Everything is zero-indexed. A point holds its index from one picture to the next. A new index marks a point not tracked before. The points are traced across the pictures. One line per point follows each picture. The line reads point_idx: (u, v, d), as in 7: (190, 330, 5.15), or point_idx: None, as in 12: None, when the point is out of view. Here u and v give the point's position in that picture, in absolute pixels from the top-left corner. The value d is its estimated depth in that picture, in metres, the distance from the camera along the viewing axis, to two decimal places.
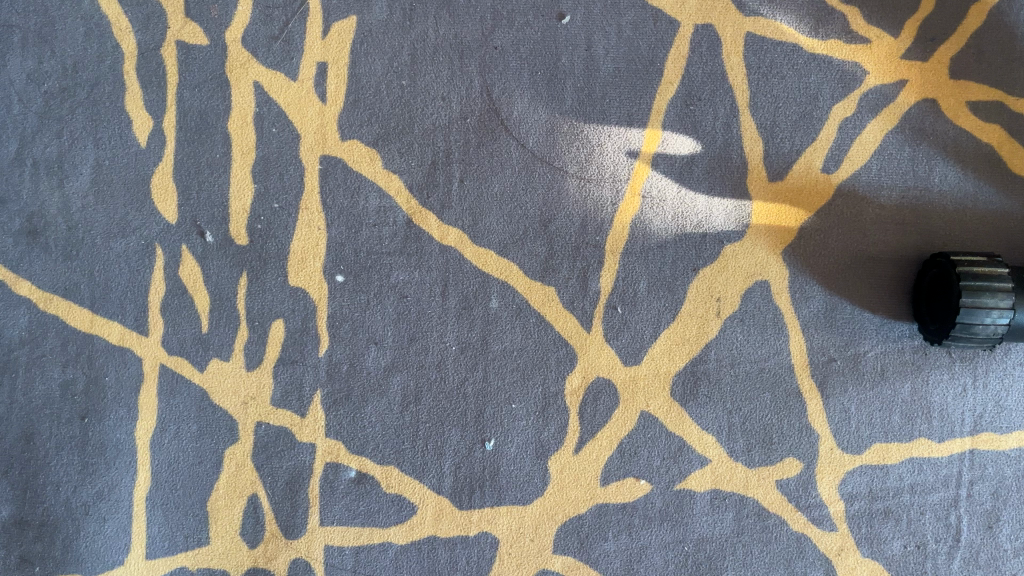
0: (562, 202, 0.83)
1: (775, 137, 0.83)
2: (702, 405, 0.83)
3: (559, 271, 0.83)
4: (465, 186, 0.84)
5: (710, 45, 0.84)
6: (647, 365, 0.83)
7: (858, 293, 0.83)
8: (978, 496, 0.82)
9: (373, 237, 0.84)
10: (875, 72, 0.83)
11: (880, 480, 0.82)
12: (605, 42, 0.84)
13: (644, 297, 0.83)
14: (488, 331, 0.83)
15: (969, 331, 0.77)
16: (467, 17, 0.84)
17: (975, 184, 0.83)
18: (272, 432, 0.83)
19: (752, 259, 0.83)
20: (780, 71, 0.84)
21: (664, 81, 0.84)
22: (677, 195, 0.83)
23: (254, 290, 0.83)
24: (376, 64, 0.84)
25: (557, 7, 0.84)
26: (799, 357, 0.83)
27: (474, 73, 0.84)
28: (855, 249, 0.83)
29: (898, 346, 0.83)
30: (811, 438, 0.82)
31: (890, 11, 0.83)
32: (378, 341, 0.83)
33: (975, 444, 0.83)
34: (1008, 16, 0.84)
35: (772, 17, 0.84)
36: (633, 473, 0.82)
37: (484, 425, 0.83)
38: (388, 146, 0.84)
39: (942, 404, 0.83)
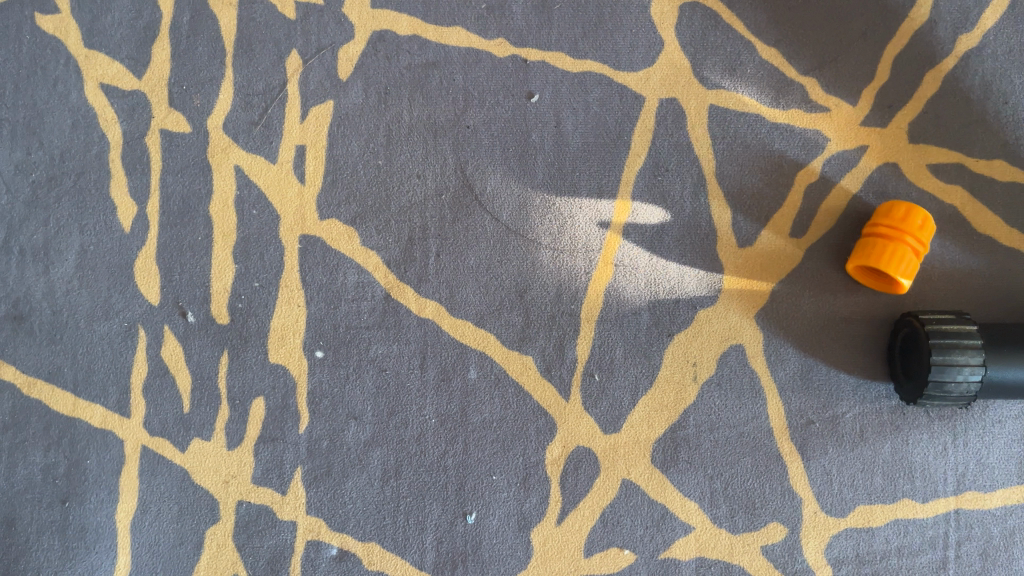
0: (537, 272, 0.85)
1: (741, 205, 0.86)
2: (682, 471, 0.83)
3: (536, 340, 0.85)
4: (441, 260, 0.86)
5: (675, 118, 0.87)
6: (626, 433, 0.84)
7: (834, 353, 0.84)
8: (967, 557, 0.81)
9: (352, 312, 0.85)
10: (836, 138, 0.86)
11: (867, 543, 0.82)
12: (574, 118, 0.87)
13: (621, 363, 0.84)
14: (467, 403, 0.84)
15: (943, 388, 0.76)
16: (440, 98, 0.87)
17: (941, 244, 0.84)
18: (253, 511, 0.83)
19: (725, 323, 0.85)
20: (744, 140, 0.86)
21: (631, 154, 0.86)
22: (649, 263, 0.85)
23: (235, 368, 0.85)
24: (352, 145, 0.87)
25: (526, 86, 0.87)
26: (777, 420, 0.83)
27: (448, 151, 0.87)
28: (827, 310, 0.84)
29: (876, 407, 0.83)
30: (794, 502, 0.82)
31: (846, 81, 0.86)
32: (357, 416, 0.84)
33: (960, 503, 0.82)
34: (962, 82, 0.86)
35: (734, 90, 0.87)
36: (617, 543, 0.82)
37: (465, 499, 0.83)
38: (365, 223, 0.86)
39: (923, 463, 0.82)
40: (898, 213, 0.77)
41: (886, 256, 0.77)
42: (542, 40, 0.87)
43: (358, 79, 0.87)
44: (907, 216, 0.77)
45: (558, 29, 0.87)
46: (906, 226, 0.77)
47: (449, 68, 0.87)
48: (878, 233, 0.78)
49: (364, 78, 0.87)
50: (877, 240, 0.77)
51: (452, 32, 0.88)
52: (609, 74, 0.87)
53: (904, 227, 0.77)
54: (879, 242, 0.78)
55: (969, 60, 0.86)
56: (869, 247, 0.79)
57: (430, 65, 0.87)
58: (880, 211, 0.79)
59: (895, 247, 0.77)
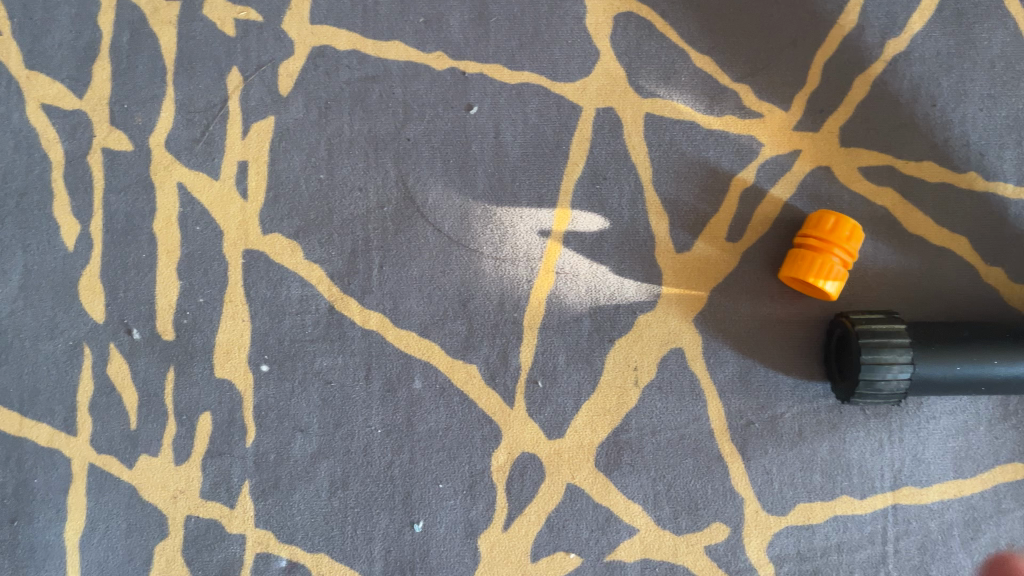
0: (479, 282, 0.86)
1: (678, 211, 0.87)
2: (625, 474, 0.84)
3: (479, 349, 0.86)
4: (384, 272, 0.86)
5: (611, 127, 0.88)
6: (570, 438, 0.85)
7: (772, 354, 0.85)
8: (906, 552, 0.83)
9: (296, 325, 0.86)
10: (769, 144, 0.88)
11: (807, 541, 0.83)
12: (512, 129, 0.88)
13: (564, 369, 0.86)
14: (412, 413, 0.85)
15: (874, 387, 0.77)
16: (380, 112, 0.88)
17: (873, 244, 0.86)
18: (202, 525, 0.84)
19: (665, 327, 0.86)
20: (680, 147, 0.88)
21: (570, 163, 0.88)
22: (590, 270, 0.87)
23: (181, 384, 0.85)
24: (294, 159, 0.88)
25: (466, 99, 0.88)
26: (717, 421, 0.85)
27: (389, 163, 0.88)
28: (764, 312, 0.86)
29: (813, 407, 0.84)
30: (735, 502, 0.84)
31: (778, 88, 0.88)
32: (303, 428, 0.85)
33: (897, 499, 0.83)
34: (891, 85, 0.88)
35: (669, 98, 0.88)
36: (563, 547, 0.83)
37: (412, 507, 0.84)
38: (308, 237, 0.87)
39: (860, 460, 0.84)
40: (826, 226, 0.78)
41: (814, 269, 0.77)
42: (479, 53, 0.89)
43: (299, 94, 0.88)
44: (833, 227, 0.77)
45: (495, 41, 0.89)
46: (833, 238, 0.77)
47: (389, 82, 0.88)
48: (806, 246, 0.79)
49: (304, 93, 0.88)
50: (805, 253, 0.78)
51: (392, 46, 0.89)
52: (546, 85, 0.88)
53: (829, 238, 0.77)
54: (808, 255, 0.78)
55: (897, 64, 0.88)
56: (799, 259, 0.79)
57: (370, 80, 0.89)
58: (809, 224, 0.79)
59: (822, 257, 0.77)
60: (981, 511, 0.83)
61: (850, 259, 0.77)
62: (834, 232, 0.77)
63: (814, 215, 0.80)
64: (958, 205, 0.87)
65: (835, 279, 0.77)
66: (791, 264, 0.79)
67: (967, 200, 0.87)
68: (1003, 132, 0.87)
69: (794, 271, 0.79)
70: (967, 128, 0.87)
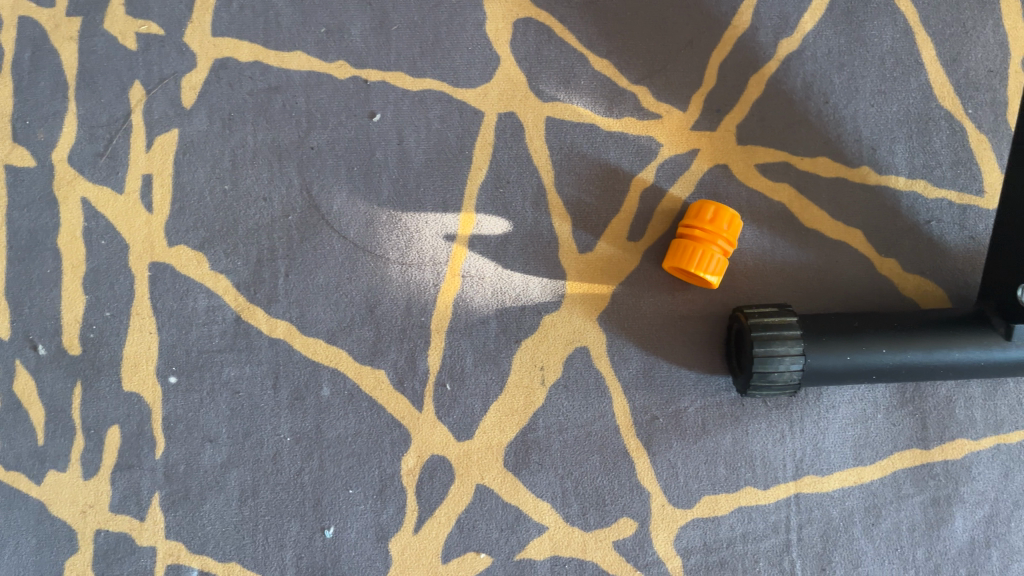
0: (386, 287, 0.87)
1: (581, 213, 0.89)
2: (534, 473, 0.85)
3: (387, 354, 0.86)
4: (290, 280, 0.87)
5: (513, 131, 0.89)
6: (479, 439, 0.85)
7: (675, 350, 0.87)
8: (809, 539, 0.85)
9: (203, 336, 0.86)
10: (668, 144, 0.89)
11: (713, 532, 0.85)
12: (415, 135, 0.89)
13: (472, 371, 0.86)
14: (321, 419, 0.85)
15: (768, 379, 0.79)
16: (283, 122, 0.89)
17: (771, 240, 0.88)
18: (112, 539, 0.84)
19: (570, 327, 0.87)
20: (581, 150, 0.89)
21: (473, 167, 0.89)
22: (496, 272, 0.88)
23: (88, 398, 0.85)
24: (198, 171, 0.88)
25: (368, 106, 0.89)
26: (623, 417, 0.86)
27: (293, 173, 0.88)
28: (666, 309, 0.88)
29: (716, 400, 0.86)
30: (642, 496, 0.85)
31: (676, 88, 0.90)
32: (213, 438, 0.85)
33: (799, 488, 0.85)
34: (785, 84, 0.90)
35: (569, 101, 0.90)
36: (473, 547, 0.84)
37: (323, 513, 0.85)
38: (214, 248, 0.87)
39: (763, 451, 0.85)
40: (706, 217, 0.83)
41: (699, 258, 0.82)
42: (381, 61, 0.90)
43: (202, 106, 0.89)
44: (713, 219, 0.83)
45: (396, 49, 0.90)
46: (713, 228, 0.82)
47: (292, 92, 0.89)
48: (688, 238, 0.83)
49: (207, 105, 0.89)
50: (688, 244, 0.83)
51: (293, 56, 0.89)
52: (448, 91, 0.89)
53: (710, 229, 0.82)
54: (692, 246, 0.83)
55: (791, 63, 0.90)
56: (684, 252, 0.84)
57: (272, 90, 0.89)
58: (689, 217, 0.84)
59: (705, 248, 0.82)
60: (881, 497, 0.85)
61: (728, 247, 0.83)
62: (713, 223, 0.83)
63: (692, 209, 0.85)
64: (852, 199, 0.89)
65: (715, 268, 0.83)
66: (676, 257, 0.84)
67: (861, 194, 0.89)
68: (894, 126, 0.90)
69: (680, 262, 0.83)
70: (859, 124, 0.90)
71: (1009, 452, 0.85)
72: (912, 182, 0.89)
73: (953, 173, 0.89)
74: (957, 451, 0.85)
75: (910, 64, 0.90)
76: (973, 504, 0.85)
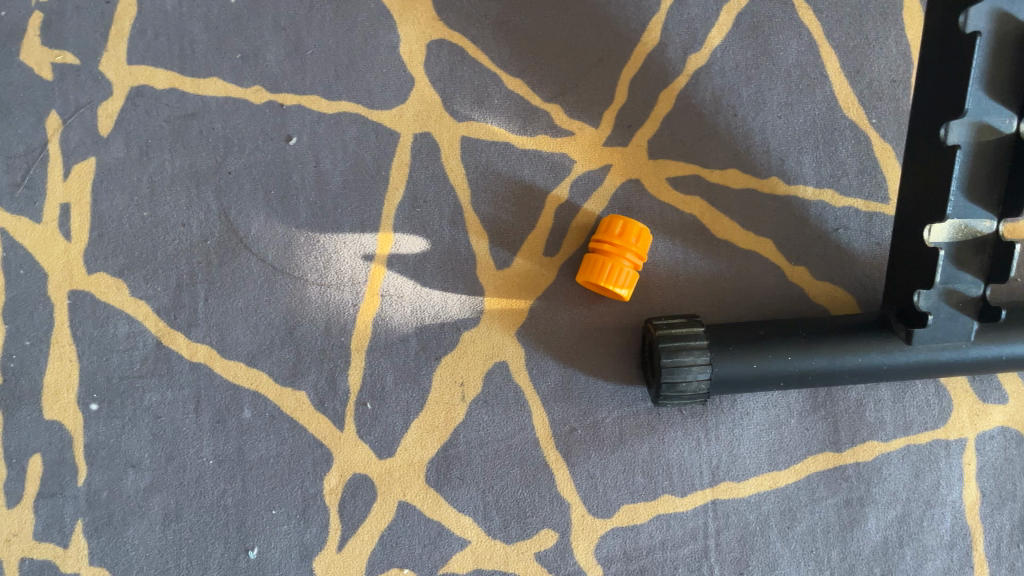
0: (305, 308, 0.88)
1: (497, 229, 0.90)
2: (455, 488, 0.86)
3: (307, 375, 0.87)
4: (210, 304, 0.88)
5: (429, 150, 0.91)
6: (400, 456, 0.87)
7: (592, 363, 0.89)
8: (726, 544, 0.86)
9: (124, 362, 0.87)
10: (581, 160, 0.91)
11: (633, 541, 0.86)
12: (332, 157, 0.90)
13: (392, 389, 0.87)
14: (243, 441, 0.86)
15: (677, 388, 0.81)
16: (200, 147, 0.90)
17: (683, 251, 0.90)
18: (36, 567, 0.84)
19: (489, 342, 0.88)
20: (496, 168, 0.91)
21: (390, 187, 0.90)
22: (414, 291, 0.89)
23: (9, 427, 0.86)
24: (116, 199, 0.89)
25: (284, 130, 0.90)
26: (542, 430, 0.87)
27: (211, 198, 0.89)
28: (583, 322, 0.89)
29: (632, 410, 0.88)
30: (562, 507, 0.86)
31: (587, 106, 0.92)
32: (135, 464, 0.86)
33: (716, 494, 0.87)
34: (695, 98, 0.92)
35: (484, 120, 0.91)
36: (396, 563, 0.85)
37: (246, 535, 0.85)
38: (134, 274, 0.88)
39: (679, 459, 0.87)
40: (615, 232, 0.85)
41: (610, 273, 0.84)
42: (296, 86, 0.91)
43: (119, 134, 0.90)
44: (622, 233, 0.84)
45: (311, 73, 0.91)
46: (622, 242, 0.84)
47: (208, 117, 0.90)
48: (600, 253, 0.85)
49: (124, 132, 0.90)
50: (599, 259, 0.85)
51: (209, 82, 0.90)
52: (363, 113, 0.91)
53: (619, 243, 0.84)
54: (603, 261, 0.85)
55: (699, 77, 0.92)
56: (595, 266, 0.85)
57: (189, 117, 0.90)
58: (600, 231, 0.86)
59: (615, 262, 0.84)
60: (796, 501, 0.87)
61: (638, 260, 0.85)
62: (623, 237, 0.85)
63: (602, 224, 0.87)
64: (762, 209, 0.91)
65: (626, 281, 0.85)
66: (588, 271, 0.86)
67: (771, 204, 0.91)
68: (801, 137, 0.92)
69: (592, 277, 0.85)
70: (767, 135, 0.92)
71: (919, 452, 0.87)
72: (820, 192, 0.91)
73: (859, 181, 0.92)
74: (868, 453, 0.87)
75: (814, 77, 0.93)
76: (885, 505, 0.87)
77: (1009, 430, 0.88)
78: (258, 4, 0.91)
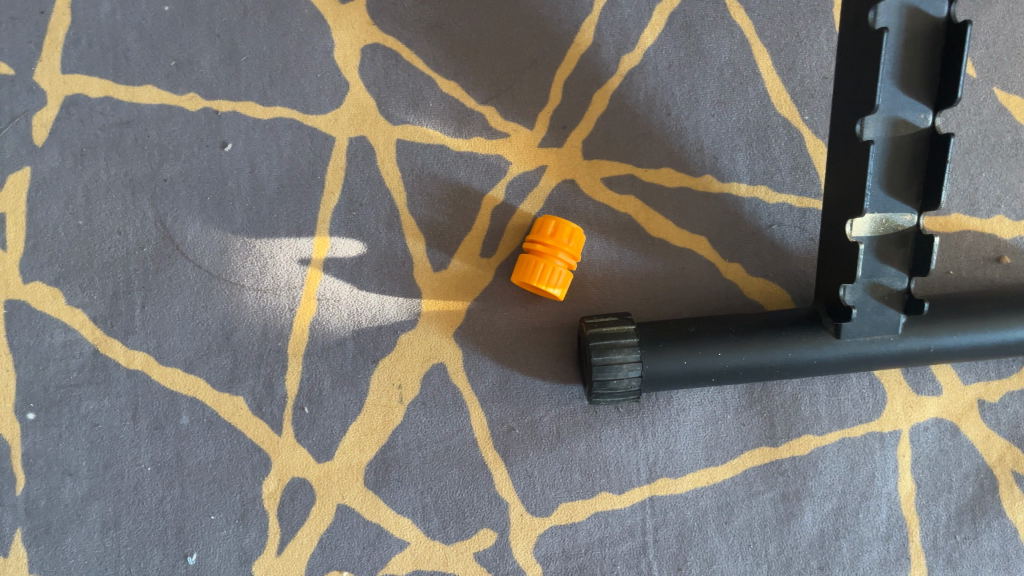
0: (241, 314, 0.88)
1: (434, 232, 0.90)
2: (394, 489, 0.87)
3: (245, 381, 0.87)
4: (147, 311, 0.88)
5: (364, 154, 0.91)
6: (338, 459, 0.87)
7: (529, 362, 0.89)
8: (664, 540, 0.87)
9: (61, 370, 0.87)
10: (516, 161, 0.92)
11: (571, 538, 0.87)
12: (267, 163, 0.90)
13: (330, 393, 0.88)
14: (181, 447, 0.87)
15: (607, 386, 0.81)
16: (136, 155, 0.90)
17: (619, 250, 0.91)
18: None
19: (427, 344, 0.89)
20: (432, 170, 0.91)
21: (326, 192, 0.90)
22: (351, 294, 0.89)
23: None
24: (52, 208, 0.89)
25: (219, 136, 0.90)
26: (480, 430, 0.88)
27: (146, 205, 0.89)
28: (520, 323, 0.90)
29: (570, 409, 0.88)
30: (501, 507, 0.87)
31: (522, 107, 0.92)
32: (73, 472, 0.86)
33: (654, 490, 0.87)
34: (629, 98, 0.93)
35: (419, 123, 0.92)
36: (335, 566, 0.86)
37: (185, 541, 0.86)
38: (70, 283, 0.88)
39: (616, 456, 0.88)
40: (547, 232, 0.85)
41: (543, 272, 0.85)
42: (231, 92, 0.91)
43: (54, 143, 0.89)
44: (554, 232, 0.85)
45: (246, 79, 0.91)
46: (554, 242, 0.85)
47: (143, 125, 0.90)
48: (533, 253, 0.86)
49: (59, 141, 0.90)
50: (532, 259, 0.85)
51: (143, 90, 0.90)
52: (298, 118, 0.91)
53: (552, 242, 0.85)
54: (536, 261, 0.85)
55: (633, 77, 0.93)
56: (529, 265, 0.86)
57: (124, 125, 0.90)
58: (533, 231, 0.86)
59: (548, 261, 0.85)
60: (733, 495, 0.87)
61: (571, 259, 0.86)
62: (555, 236, 0.85)
63: (536, 223, 0.87)
64: (696, 207, 0.92)
65: (560, 281, 0.85)
66: (522, 271, 0.86)
67: (705, 202, 0.92)
68: (734, 135, 0.93)
69: (526, 277, 0.86)
70: (701, 133, 0.92)
71: (853, 444, 0.88)
72: (753, 189, 0.92)
73: (792, 178, 0.93)
74: (804, 447, 0.88)
75: (747, 75, 0.93)
76: (821, 498, 0.88)
77: (942, 421, 0.89)
78: (191, 11, 0.91)
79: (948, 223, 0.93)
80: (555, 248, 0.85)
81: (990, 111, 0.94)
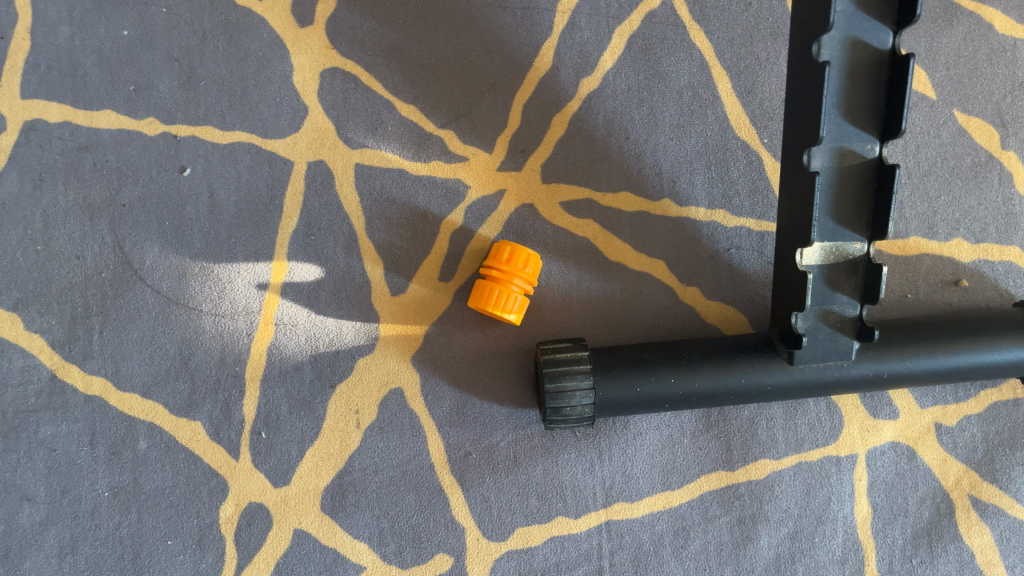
0: (199, 339, 0.89)
1: (392, 256, 0.90)
2: (351, 514, 0.87)
3: (202, 406, 0.88)
4: (105, 336, 0.88)
5: (323, 179, 0.91)
6: (295, 484, 0.87)
7: (487, 387, 0.89)
8: (620, 565, 0.87)
9: (19, 396, 0.87)
10: (475, 185, 0.92)
11: (527, 563, 0.87)
12: (226, 187, 0.90)
13: (287, 418, 0.88)
14: (138, 472, 0.87)
15: (561, 413, 0.82)
16: (94, 180, 0.90)
17: (577, 274, 0.91)
18: None
19: (384, 368, 0.89)
20: (390, 195, 0.91)
21: (284, 216, 0.90)
22: (308, 319, 0.89)
23: None
24: (10, 233, 0.89)
25: (178, 161, 0.90)
26: (437, 455, 0.88)
27: (105, 230, 0.89)
28: (478, 347, 0.90)
29: (527, 433, 0.89)
30: (457, 532, 0.87)
31: (481, 131, 0.92)
32: (30, 497, 0.86)
33: (610, 515, 0.88)
34: (588, 122, 0.93)
35: (378, 147, 0.91)
36: None
37: (142, 566, 0.86)
38: (28, 308, 0.88)
39: (573, 481, 0.88)
40: (503, 258, 0.85)
41: (499, 298, 0.85)
42: (189, 116, 0.91)
43: (12, 168, 0.89)
44: (509, 258, 0.85)
45: (204, 103, 0.91)
46: (510, 268, 0.84)
47: (101, 149, 0.90)
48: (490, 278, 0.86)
49: (18, 167, 0.89)
50: (489, 285, 0.85)
51: (101, 114, 0.90)
52: (257, 143, 0.91)
53: (508, 268, 0.85)
54: (493, 286, 0.85)
55: (592, 101, 0.93)
56: (485, 291, 0.86)
57: (82, 149, 0.90)
58: (490, 255, 0.86)
59: (505, 287, 0.85)
60: (689, 520, 0.88)
61: (528, 284, 0.86)
62: (511, 262, 0.85)
63: (493, 246, 0.86)
64: (654, 231, 0.92)
65: (517, 306, 0.86)
66: (479, 296, 0.86)
67: (663, 226, 0.92)
68: (693, 158, 0.93)
69: (483, 302, 0.86)
70: (659, 157, 0.92)
71: (810, 469, 0.89)
72: (711, 213, 0.92)
73: (750, 202, 0.93)
74: (760, 471, 0.88)
75: (706, 98, 0.93)
76: (777, 522, 0.88)
77: (899, 445, 0.90)
78: (148, 35, 0.91)
79: (906, 247, 0.93)
80: (509, 274, 0.85)
81: (950, 134, 0.94)
